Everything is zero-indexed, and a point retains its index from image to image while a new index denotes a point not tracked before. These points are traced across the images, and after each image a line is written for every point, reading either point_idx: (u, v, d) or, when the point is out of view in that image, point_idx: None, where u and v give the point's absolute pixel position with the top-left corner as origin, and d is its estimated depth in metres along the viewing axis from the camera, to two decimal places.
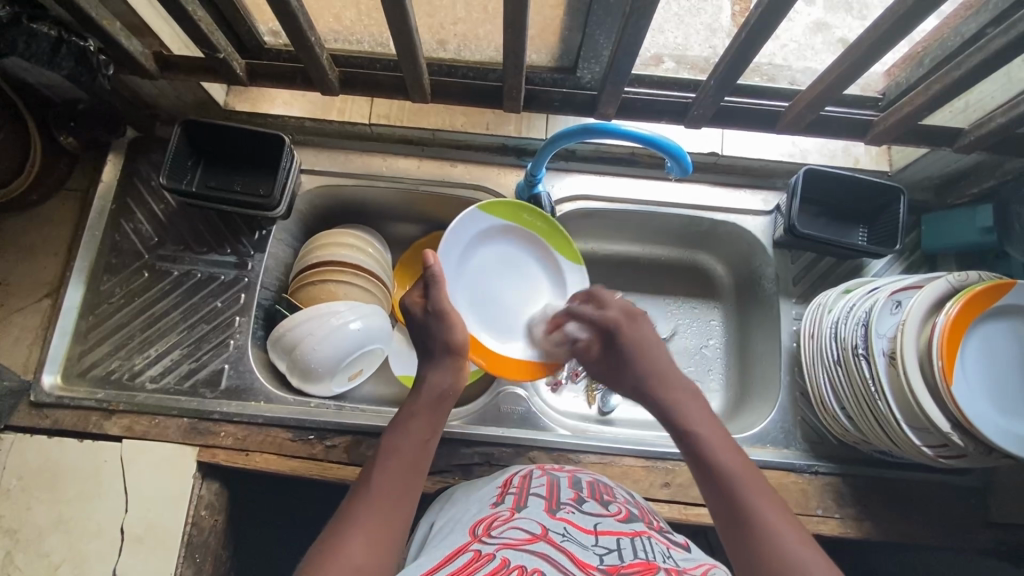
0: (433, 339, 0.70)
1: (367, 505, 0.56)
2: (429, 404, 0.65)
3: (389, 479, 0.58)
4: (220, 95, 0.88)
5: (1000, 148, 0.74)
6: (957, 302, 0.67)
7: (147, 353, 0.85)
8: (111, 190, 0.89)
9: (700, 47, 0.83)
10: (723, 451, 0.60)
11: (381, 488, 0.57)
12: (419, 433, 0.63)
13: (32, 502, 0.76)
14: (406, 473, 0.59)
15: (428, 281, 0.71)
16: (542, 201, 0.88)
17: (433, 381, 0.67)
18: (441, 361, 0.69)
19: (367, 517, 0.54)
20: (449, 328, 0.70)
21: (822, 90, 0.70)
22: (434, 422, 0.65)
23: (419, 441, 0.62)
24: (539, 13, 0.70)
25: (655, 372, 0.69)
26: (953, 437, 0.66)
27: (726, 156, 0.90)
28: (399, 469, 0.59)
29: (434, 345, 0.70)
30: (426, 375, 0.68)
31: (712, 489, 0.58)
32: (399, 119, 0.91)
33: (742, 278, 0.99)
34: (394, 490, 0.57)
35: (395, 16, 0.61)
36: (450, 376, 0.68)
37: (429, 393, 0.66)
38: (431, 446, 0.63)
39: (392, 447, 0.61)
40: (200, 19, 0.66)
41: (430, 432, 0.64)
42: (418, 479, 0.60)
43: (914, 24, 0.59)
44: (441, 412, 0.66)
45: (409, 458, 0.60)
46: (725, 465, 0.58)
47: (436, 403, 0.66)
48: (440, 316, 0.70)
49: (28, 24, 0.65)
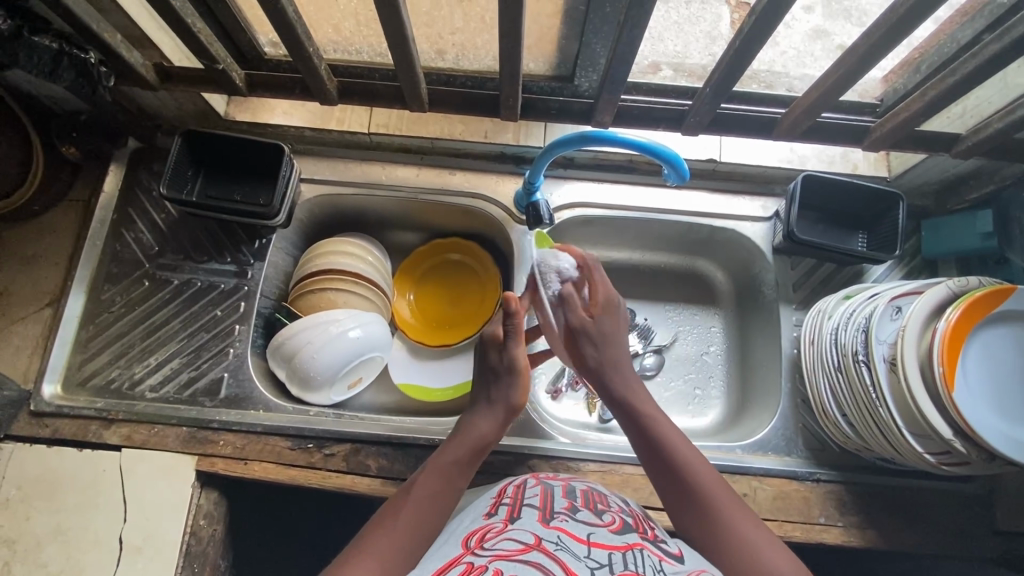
0: (498, 391, 0.68)
1: (385, 532, 0.56)
2: (469, 453, 0.64)
3: (413, 513, 0.58)
4: (220, 106, 0.89)
5: (998, 153, 0.74)
6: (957, 308, 0.66)
7: (147, 362, 0.85)
8: (112, 200, 0.90)
9: (700, 54, 0.83)
10: (700, 471, 0.61)
11: (402, 518, 0.57)
12: (452, 476, 0.62)
13: (32, 511, 0.76)
14: (429, 509, 0.58)
15: (511, 330, 0.68)
16: (541, 211, 0.86)
17: (481, 428, 0.66)
18: (494, 411, 0.67)
19: (383, 543, 0.54)
20: (516, 388, 0.68)
21: (818, 96, 0.70)
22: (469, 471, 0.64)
23: (450, 486, 0.61)
24: (536, 21, 0.71)
25: (617, 365, 0.70)
26: (956, 444, 0.65)
27: (724, 162, 0.91)
28: (425, 507, 0.58)
29: (494, 394, 0.68)
30: (474, 420, 0.67)
31: (673, 488, 0.61)
32: (398, 128, 0.92)
33: (742, 284, 0.99)
34: (413, 524, 0.57)
35: (391, 27, 0.62)
36: (498, 430, 0.67)
37: (472, 440, 0.65)
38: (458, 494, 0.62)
39: (423, 483, 0.61)
40: (199, 30, 0.67)
41: (463, 481, 0.63)
42: (439, 521, 0.59)
43: (908, 31, 0.59)
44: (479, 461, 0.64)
45: (436, 498, 0.60)
46: (686, 465, 0.62)
47: (476, 454, 0.64)
48: (512, 371, 0.68)
49: (30, 37, 0.66)
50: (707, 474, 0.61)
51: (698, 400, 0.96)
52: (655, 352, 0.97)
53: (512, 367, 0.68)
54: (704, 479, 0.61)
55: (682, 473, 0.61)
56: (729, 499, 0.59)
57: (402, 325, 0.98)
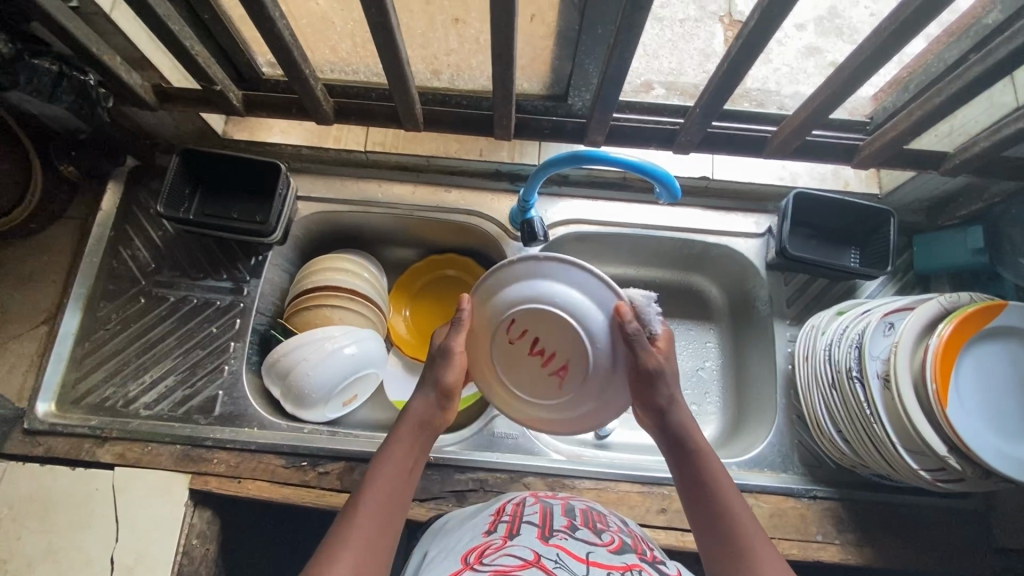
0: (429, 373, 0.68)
1: (352, 527, 0.56)
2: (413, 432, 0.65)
3: (377, 504, 0.58)
4: (219, 125, 0.90)
5: (986, 171, 0.74)
6: (949, 323, 0.66)
7: (142, 379, 0.85)
8: (110, 217, 0.91)
9: (693, 72, 0.85)
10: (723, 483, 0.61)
11: (367, 510, 0.58)
12: (402, 458, 0.63)
13: (22, 531, 0.76)
14: (390, 496, 0.60)
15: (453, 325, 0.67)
16: (536, 227, 0.86)
17: (416, 408, 0.67)
18: (427, 390, 0.67)
19: (357, 540, 0.55)
20: (449, 370, 0.67)
21: (806, 116, 0.71)
22: (419, 451, 0.65)
23: (403, 467, 0.63)
24: (530, 43, 0.72)
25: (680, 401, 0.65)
26: (950, 461, 0.65)
27: (716, 179, 0.91)
28: (386, 494, 0.60)
29: (427, 377, 0.68)
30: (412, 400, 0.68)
31: (698, 496, 0.61)
32: (394, 146, 0.92)
33: (736, 300, 0.99)
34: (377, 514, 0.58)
35: (387, 50, 0.63)
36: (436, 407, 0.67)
37: (414, 420, 0.66)
38: (414, 476, 0.63)
39: (377, 471, 0.62)
40: (198, 53, 0.68)
41: (414, 459, 0.64)
42: (402, 503, 0.60)
43: (892, 53, 0.61)
44: (426, 438, 0.66)
45: (394, 482, 0.61)
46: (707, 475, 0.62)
47: (421, 431, 0.66)
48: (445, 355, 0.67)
49: (30, 60, 0.67)
50: (728, 484, 0.61)
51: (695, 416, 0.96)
52: None
53: (445, 352, 0.67)
54: (722, 486, 0.61)
55: (707, 482, 0.61)
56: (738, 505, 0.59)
57: (398, 342, 0.98)
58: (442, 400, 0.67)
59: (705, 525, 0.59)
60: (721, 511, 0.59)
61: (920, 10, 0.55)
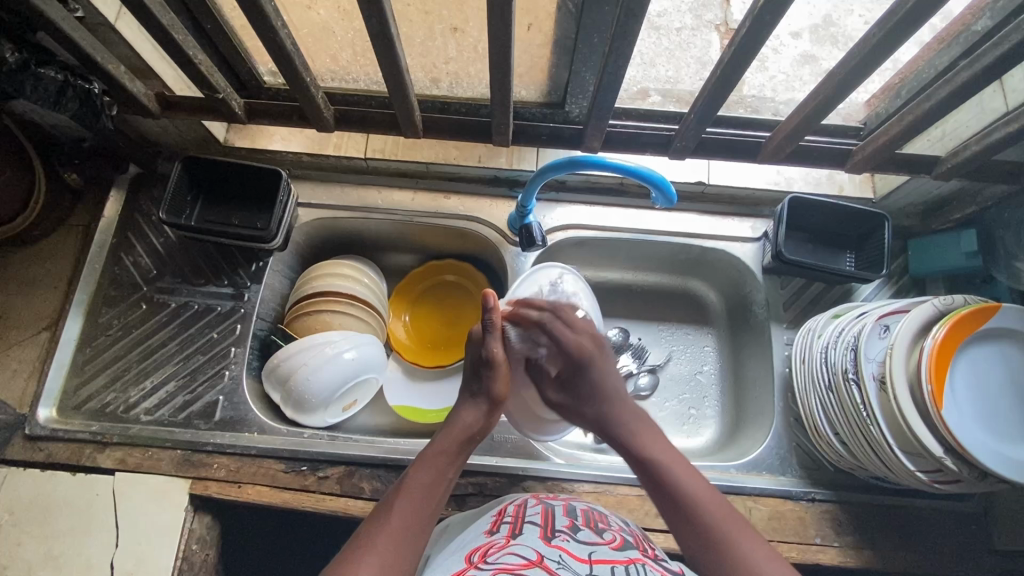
0: (482, 383, 0.72)
1: (383, 526, 0.59)
2: (458, 443, 0.68)
3: (409, 503, 0.61)
4: (220, 132, 0.92)
5: (977, 175, 0.76)
6: (944, 325, 0.67)
7: (142, 385, 0.85)
8: (112, 224, 0.92)
9: (690, 79, 0.87)
10: (684, 476, 0.66)
11: (400, 511, 0.60)
12: (442, 467, 0.66)
13: (23, 537, 0.76)
14: (423, 503, 0.62)
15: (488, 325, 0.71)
16: (534, 232, 0.87)
17: (467, 421, 0.70)
18: (478, 403, 0.72)
19: (385, 543, 0.57)
20: (498, 381, 0.72)
21: (799, 122, 0.72)
22: (458, 463, 0.68)
23: (442, 476, 0.65)
24: (528, 51, 0.73)
25: (610, 414, 0.74)
26: (947, 462, 0.66)
27: (712, 185, 0.93)
28: (422, 502, 0.62)
29: (481, 388, 0.72)
30: (459, 413, 0.71)
31: (656, 488, 0.66)
32: (394, 153, 0.94)
33: (733, 303, 1.00)
34: (408, 520, 0.60)
35: (385, 58, 0.64)
36: (483, 419, 0.71)
37: (459, 431, 0.69)
38: (449, 485, 0.66)
39: (415, 476, 0.64)
40: (201, 62, 0.69)
41: (452, 470, 0.67)
42: (434, 513, 0.63)
43: (879, 62, 0.62)
44: (466, 452, 0.69)
45: (430, 490, 0.63)
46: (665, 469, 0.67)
47: (465, 444, 0.69)
48: (491, 365, 0.71)
49: (37, 69, 0.68)
50: (688, 476, 0.66)
51: (693, 420, 0.96)
52: (650, 372, 0.97)
53: (492, 361, 0.71)
54: (679, 472, 0.66)
55: (662, 475, 0.67)
56: (710, 493, 0.64)
57: (398, 347, 0.99)
58: (490, 411, 0.72)
59: (673, 513, 0.64)
60: (679, 498, 0.64)
61: (906, 20, 0.56)
